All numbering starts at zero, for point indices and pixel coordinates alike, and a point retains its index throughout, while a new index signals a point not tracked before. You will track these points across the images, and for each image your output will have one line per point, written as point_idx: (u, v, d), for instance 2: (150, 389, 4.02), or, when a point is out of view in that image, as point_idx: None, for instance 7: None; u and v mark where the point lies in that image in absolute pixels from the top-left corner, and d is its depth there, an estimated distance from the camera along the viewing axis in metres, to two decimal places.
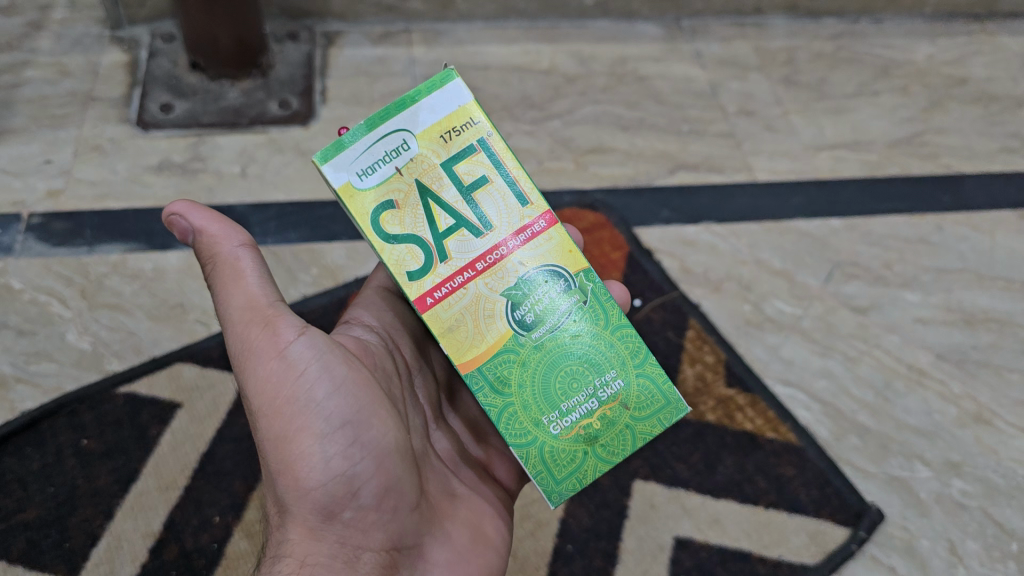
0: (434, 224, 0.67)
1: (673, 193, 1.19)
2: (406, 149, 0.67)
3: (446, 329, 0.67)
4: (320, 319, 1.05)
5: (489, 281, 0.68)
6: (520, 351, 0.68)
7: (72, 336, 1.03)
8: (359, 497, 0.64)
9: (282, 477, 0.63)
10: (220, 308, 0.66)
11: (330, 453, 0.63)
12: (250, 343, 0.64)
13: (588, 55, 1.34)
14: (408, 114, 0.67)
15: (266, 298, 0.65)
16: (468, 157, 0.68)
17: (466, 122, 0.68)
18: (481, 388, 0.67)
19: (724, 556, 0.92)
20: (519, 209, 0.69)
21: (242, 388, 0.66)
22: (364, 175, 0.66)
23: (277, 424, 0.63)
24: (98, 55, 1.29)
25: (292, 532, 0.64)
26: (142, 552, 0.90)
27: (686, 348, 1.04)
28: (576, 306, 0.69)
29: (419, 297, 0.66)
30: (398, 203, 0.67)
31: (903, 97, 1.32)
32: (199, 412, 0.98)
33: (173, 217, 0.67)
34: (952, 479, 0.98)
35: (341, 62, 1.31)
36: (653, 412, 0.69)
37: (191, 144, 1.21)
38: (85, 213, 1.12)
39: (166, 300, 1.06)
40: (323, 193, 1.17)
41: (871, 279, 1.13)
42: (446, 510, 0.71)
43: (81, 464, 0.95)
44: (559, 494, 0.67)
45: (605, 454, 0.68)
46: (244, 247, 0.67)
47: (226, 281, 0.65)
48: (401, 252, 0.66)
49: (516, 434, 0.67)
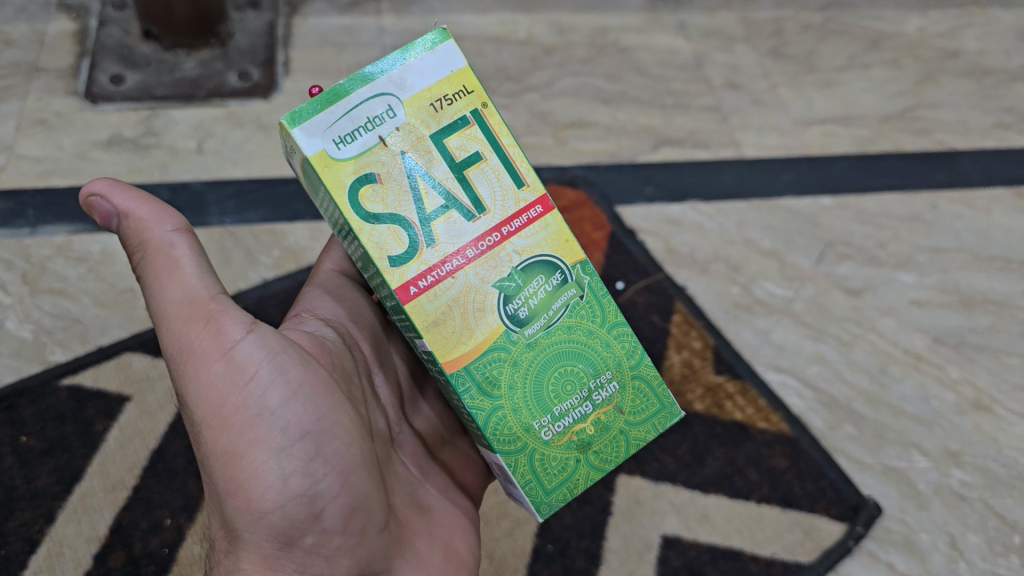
0: (420, 204, 0.60)
1: (657, 169, 1.13)
2: (391, 117, 0.60)
3: (431, 322, 0.59)
4: (282, 305, 0.98)
5: (480, 270, 0.61)
6: (511, 350, 0.61)
7: (12, 324, 0.95)
8: (322, 520, 0.57)
9: (233, 498, 0.56)
10: (153, 304, 0.59)
11: (289, 470, 0.56)
12: (191, 343, 0.57)
13: (567, 25, 1.27)
14: (393, 77, 0.60)
15: (207, 292, 0.59)
16: (460, 129, 0.61)
17: (459, 90, 0.61)
18: (469, 389, 0.60)
19: (714, 554, 0.87)
20: (514, 191, 0.62)
21: (182, 394, 0.58)
22: (342, 143, 0.58)
23: (225, 438, 0.56)
24: (44, 22, 1.19)
25: (245, 560, 0.58)
26: (86, 558, 0.83)
27: (672, 333, 0.99)
28: (571, 302, 0.63)
29: (402, 285, 0.59)
30: (380, 177, 0.59)
31: (895, 70, 1.27)
32: (150, 407, 0.91)
33: (94, 198, 0.59)
34: (952, 469, 0.94)
35: (305, 32, 1.22)
36: (647, 418, 0.64)
37: (145, 118, 1.12)
38: (27, 193, 1.04)
39: (114, 284, 0.99)
40: (284, 169, 1.09)
41: (864, 259, 1.08)
42: (415, 526, 0.66)
43: (20, 463, 0.88)
44: (549, 506, 0.61)
45: (599, 462, 0.63)
46: (178, 233, 0.60)
47: (159, 273, 0.59)
48: (382, 234, 0.59)
49: (505, 441, 0.60)
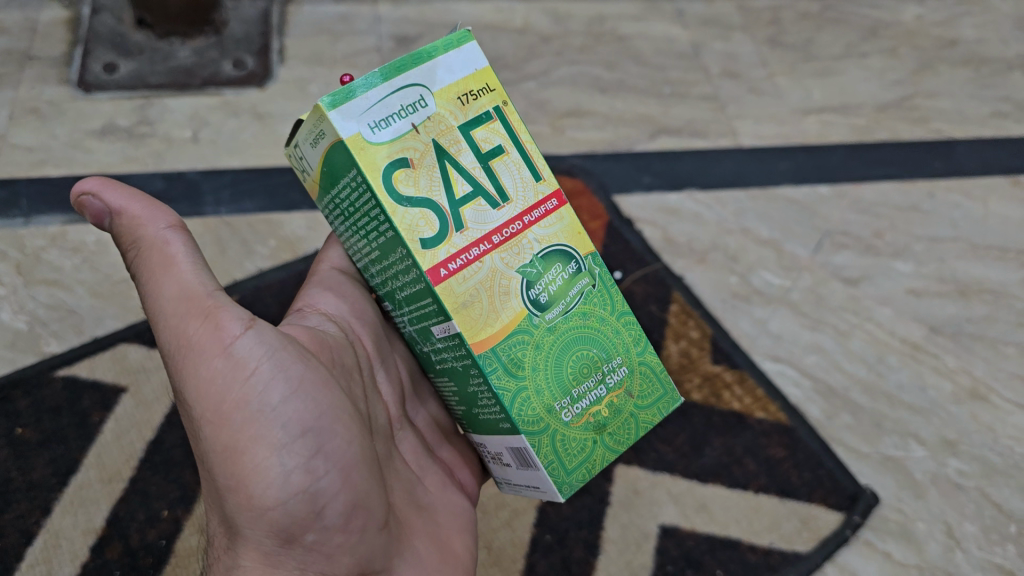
0: (450, 190, 0.58)
1: (654, 157, 1.12)
2: (423, 106, 0.58)
3: (460, 304, 0.58)
4: (279, 295, 0.98)
5: (506, 256, 0.60)
6: (534, 333, 0.60)
7: (7, 315, 0.95)
8: (323, 518, 0.57)
9: (232, 494, 0.55)
10: (148, 301, 0.59)
11: (290, 467, 0.56)
12: (189, 339, 0.56)
13: (564, 13, 1.27)
14: (425, 69, 0.58)
15: (204, 288, 0.58)
16: (485, 122, 0.60)
17: (484, 87, 0.60)
18: (495, 369, 0.59)
19: (713, 544, 0.87)
20: (533, 184, 0.62)
21: (180, 390, 0.57)
22: (376, 128, 0.57)
23: (225, 433, 0.55)
24: (36, 10, 1.18)
25: (245, 557, 0.57)
26: (83, 551, 0.82)
27: (670, 323, 0.98)
28: (585, 290, 0.63)
29: (433, 267, 0.57)
30: (413, 162, 0.57)
31: (892, 59, 1.26)
32: (146, 397, 0.91)
33: (85, 196, 0.59)
34: (949, 459, 0.94)
35: (300, 20, 1.21)
36: (653, 402, 0.65)
37: (139, 107, 1.11)
38: (21, 182, 1.03)
39: (110, 275, 0.98)
40: (279, 158, 1.08)
41: (861, 249, 1.08)
42: (413, 524, 0.66)
43: (16, 455, 0.87)
44: (569, 486, 0.61)
45: (613, 443, 0.63)
46: (172, 229, 0.59)
47: (155, 269, 0.58)
48: (413, 217, 0.57)
49: (529, 421, 0.60)
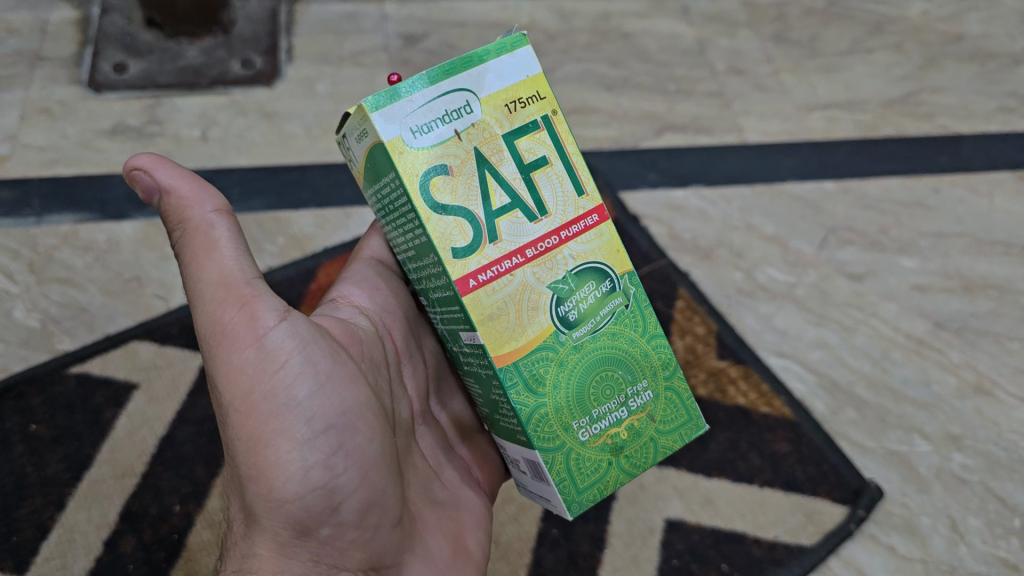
0: (487, 200, 0.59)
1: (659, 154, 1.13)
2: (468, 112, 0.58)
3: (486, 316, 0.59)
4: (288, 292, 0.98)
5: (538, 270, 0.60)
6: (559, 350, 0.61)
7: (20, 313, 0.96)
8: (339, 513, 0.58)
9: (253, 484, 0.56)
10: (189, 283, 0.60)
11: (311, 462, 0.57)
12: (225, 327, 0.58)
13: (570, 11, 1.27)
14: (473, 74, 0.58)
15: (243, 276, 0.59)
16: (530, 132, 0.60)
17: (533, 95, 0.60)
18: (515, 384, 0.60)
19: (717, 538, 0.88)
20: (575, 198, 0.62)
21: (212, 375, 0.59)
22: (418, 133, 0.57)
23: (251, 424, 0.56)
24: (46, 11, 1.19)
25: (259, 546, 0.58)
26: (97, 544, 0.84)
27: (676, 318, 0.99)
28: (616, 310, 0.63)
29: (462, 277, 0.58)
30: (452, 169, 0.58)
31: (897, 54, 1.26)
32: (158, 394, 0.92)
33: (137, 171, 0.59)
34: (953, 453, 0.94)
35: (308, 19, 1.22)
36: (675, 427, 0.65)
37: (148, 106, 1.13)
38: (33, 181, 1.05)
39: (120, 273, 0.99)
40: (287, 157, 1.09)
41: (866, 245, 1.09)
42: (428, 520, 0.67)
43: (30, 451, 0.89)
44: (579, 504, 0.62)
45: (629, 466, 0.63)
46: (218, 213, 0.60)
47: (197, 253, 0.59)
48: (447, 225, 0.58)
49: (544, 438, 0.61)
